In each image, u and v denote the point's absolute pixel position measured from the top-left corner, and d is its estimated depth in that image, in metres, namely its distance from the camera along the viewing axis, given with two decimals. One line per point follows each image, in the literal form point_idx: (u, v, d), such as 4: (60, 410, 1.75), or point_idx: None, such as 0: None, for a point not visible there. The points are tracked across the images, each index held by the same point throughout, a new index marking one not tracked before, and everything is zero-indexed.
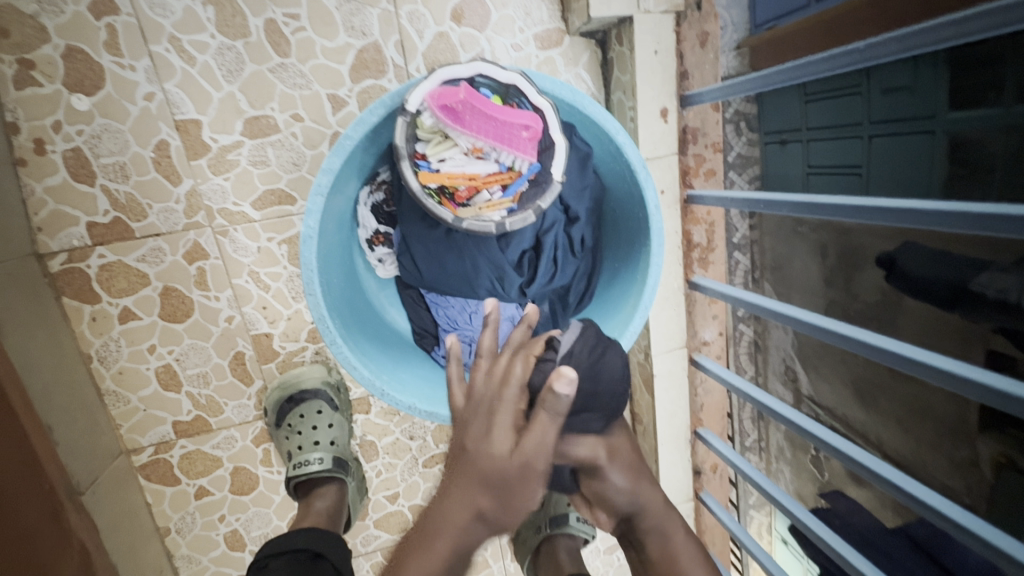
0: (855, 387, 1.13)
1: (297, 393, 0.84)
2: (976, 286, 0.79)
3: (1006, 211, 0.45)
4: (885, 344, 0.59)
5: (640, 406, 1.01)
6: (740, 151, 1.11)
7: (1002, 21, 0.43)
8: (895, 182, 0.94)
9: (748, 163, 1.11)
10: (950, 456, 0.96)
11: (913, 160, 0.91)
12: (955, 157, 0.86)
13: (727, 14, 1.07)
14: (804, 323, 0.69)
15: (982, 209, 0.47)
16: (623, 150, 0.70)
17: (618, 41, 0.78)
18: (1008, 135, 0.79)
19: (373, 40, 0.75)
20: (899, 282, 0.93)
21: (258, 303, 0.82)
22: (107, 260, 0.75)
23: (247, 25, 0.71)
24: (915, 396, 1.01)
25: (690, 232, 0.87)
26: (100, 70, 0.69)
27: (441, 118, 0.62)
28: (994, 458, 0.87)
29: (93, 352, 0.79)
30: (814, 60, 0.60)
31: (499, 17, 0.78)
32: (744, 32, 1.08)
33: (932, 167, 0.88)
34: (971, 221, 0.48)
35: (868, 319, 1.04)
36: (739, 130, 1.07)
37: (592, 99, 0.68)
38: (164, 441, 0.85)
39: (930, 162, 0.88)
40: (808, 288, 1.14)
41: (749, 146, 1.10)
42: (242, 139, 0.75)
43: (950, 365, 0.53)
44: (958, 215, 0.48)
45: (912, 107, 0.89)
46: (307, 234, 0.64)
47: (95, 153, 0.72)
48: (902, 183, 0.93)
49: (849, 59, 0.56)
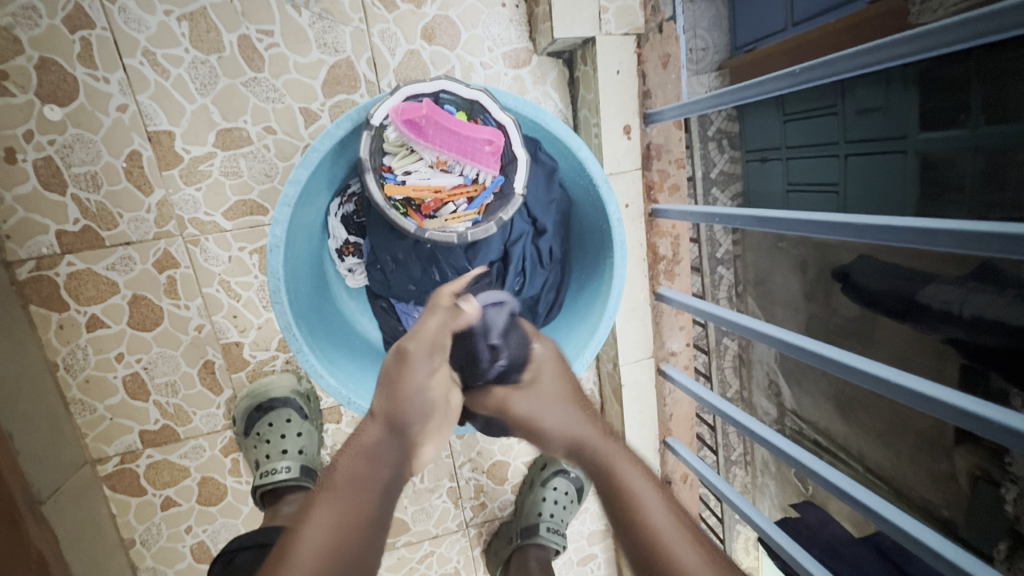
0: (837, 401, 1.16)
1: (265, 402, 0.84)
2: (926, 303, 0.82)
3: (932, 225, 0.47)
4: (837, 357, 0.60)
5: (611, 416, 1.02)
6: (723, 168, 1.27)
7: (923, 47, 0.45)
8: (870, 196, 1.04)
9: (729, 180, 1.27)
10: (929, 469, 0.97)
11: (888, 176, 1.00)
12: (925, 173, 0.94)
13: (710, 38, 1.28)
14: (761, 334, 0.70)
15: (935, 225, 0.47)
16: (586, 164, 0.73)
17: (583, 61, 0.81)
18: (976, 154, 0.86)
19: (345, 56, 0.78)
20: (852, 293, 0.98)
21: (228, 311, 0.83)
22: (76, 268, 0.76)
23: (221, 41, 0.73)
24: (894, 410, 1.05)
25: (655, 245, 0.89)
26: (74, 81, 0.70)
27: (405, 133, 0.64)
28: (970, 471, 0.88)
29: (59, 359, 0.79)
30: (758, 82, 0.61)
31: (468, 37, 0.81)
32: (724, 53, 1.29)
33: (905, 182, 0.97)
34: (902, 235, 0.50)
35: (844, 334, 1.05)
36: (721, 147, 1.22)
37: (554, 115, 0.71)
38: (130, 450, 0.85)
39: (903, 178, 0.97)
40: (788, 302, 1.17)
41: (731, 162, 1.26)
42: (215, 150, 0.76)
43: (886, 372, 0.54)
44: (913, 230, 0.49)
45: (887, 124, 0.99)
46: (274, 243, 0.65)
47: (67, 162, 0.72)
48: (876, 197, 1.03)
49: (788, 82, 0.58)
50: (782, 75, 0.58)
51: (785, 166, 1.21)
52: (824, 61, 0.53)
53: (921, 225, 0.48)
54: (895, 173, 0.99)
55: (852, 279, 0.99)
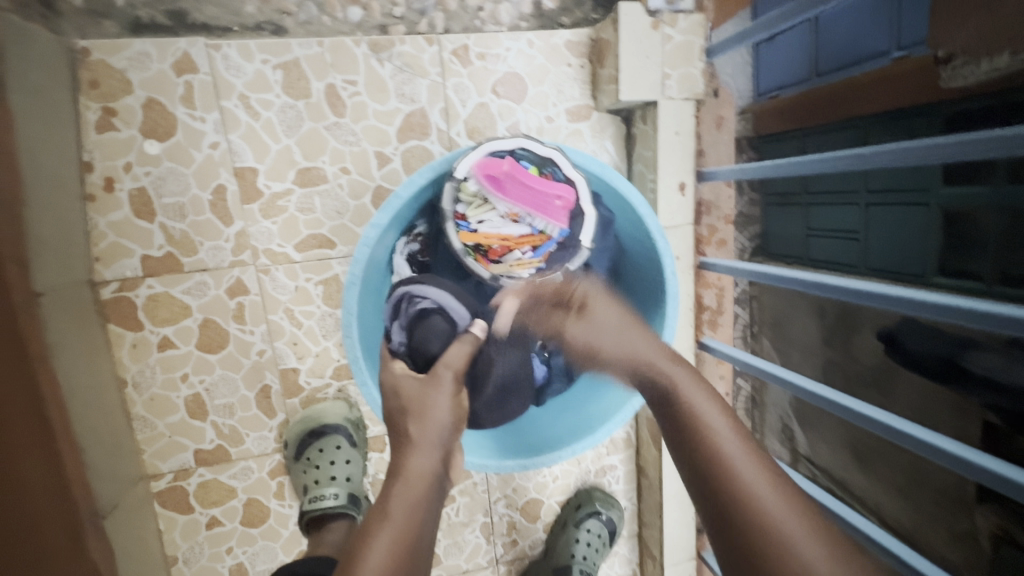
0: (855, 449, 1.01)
1: (318, 428, 0.87)
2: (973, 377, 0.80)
3: (974, 308, 0.51)
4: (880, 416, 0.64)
5: (646, 460, 1.03)
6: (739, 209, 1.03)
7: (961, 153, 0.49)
8: (892, 255, 0.86)
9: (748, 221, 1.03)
10: (949, 527, 0.85)
11: (909, 234, 0.83)
12: (951, 232, 0.78)
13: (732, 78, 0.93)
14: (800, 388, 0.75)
15: (979, 306, 0.51)
16: (645, 220, 0.76)
17: (642, 120, 0.86)
18: (1005, 215, 0.72)
19: (420, 106, 0.83)
20: (905, 364, 0.91)
21: (290, 338, 0.86)
22: (155, 290, 0.80)
23: (310, 88, 0.79)
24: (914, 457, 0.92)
25: (701, 295, 0.93)
26: (174, 119, 0.76)
27: (485, 185, 0.69)
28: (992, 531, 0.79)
29: (128, 377, 0.82)
30: (801, 159, 0.65)
31: (535, 92, 0.86)
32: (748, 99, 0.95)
33: (927, 238, 0.81)
34: (945, 311, 0.53)
35: (866, 383, 1.00)
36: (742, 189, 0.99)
37: (618, 173, 0.75)
38: (183, 468, 0.87)
39: (925, 235, 0.81)
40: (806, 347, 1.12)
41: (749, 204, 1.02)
42: (293, 187, 0.81)
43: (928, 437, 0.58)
44: (956, 309, 0.52)
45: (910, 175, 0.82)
46: (351, 280, 0.69)
47: (158, 193, 0.77)
48: (901, 257, 0.85)
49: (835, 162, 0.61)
50: (828, 158, 0.62)
51: (807, 211, 0.97)
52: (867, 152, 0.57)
53: (966, 305, 0.52)
54: (909, 235, 0.83)
55: (903, 346, 0.92)
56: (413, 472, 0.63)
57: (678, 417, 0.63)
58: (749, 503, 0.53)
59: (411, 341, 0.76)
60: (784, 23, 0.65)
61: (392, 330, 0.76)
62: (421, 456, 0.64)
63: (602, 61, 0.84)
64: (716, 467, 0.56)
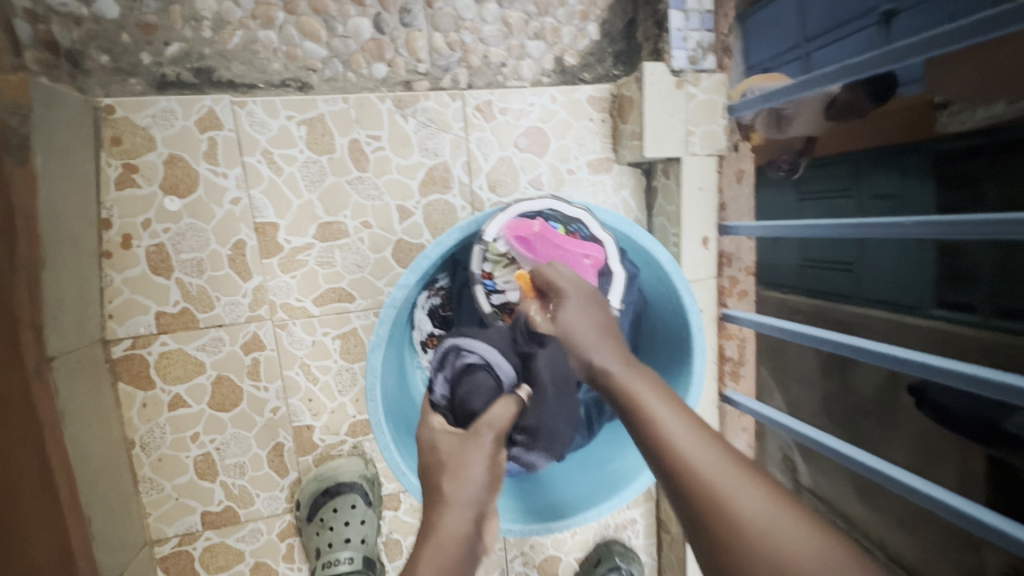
0: None
1: (332, 487, 0.83)
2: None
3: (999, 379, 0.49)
4: (890, 471, 0.62)
5: (668, 514, 1.01)
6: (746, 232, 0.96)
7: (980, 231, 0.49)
8: None
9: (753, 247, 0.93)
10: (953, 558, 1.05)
11: None
12: None
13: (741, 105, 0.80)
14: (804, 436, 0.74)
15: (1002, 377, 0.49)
16: (672, 277, 0.75)
17: (664, 174, 0.87)
18: None
19: (443, 160, 0.83)
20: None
21: (305, 395, 0.84)
22: (168, 347, 0.78)
23: (334, 143, 0.78)
24: None
25: (723, 346, 0.92)
26: (196, 176, 0.75)
27: (514, 246, 0.69)
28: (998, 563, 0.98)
29: (136, 437, 0.79)
30: (819, 224, 0.67)
31: (558, 146, 0.86)
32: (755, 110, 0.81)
33: None
34: (969, 379, 0.52)
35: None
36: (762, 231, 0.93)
37: (645, 230, 0.74)
38: (190, 532, 0.83)
39: None
40: None
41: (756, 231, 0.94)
42: (314, 241, 0.80)
43: (942, 496, 0.57)
44: (981, 380, 0.51)
45: None
46: (376, 342, 0.67)
47: (176, 249, 0.76)
48: None
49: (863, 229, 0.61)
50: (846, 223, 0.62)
51: None
52: (881, 223, 0.58)
53: (990, 377, 0.50)
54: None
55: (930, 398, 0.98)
56: (444, 533, 0.56)
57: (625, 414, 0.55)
58: (719, 508, 0.42)
59: (455, 394, 0.75)
60: (830, 81, 0.63)
61: (436, 382, 0.77)
62: (453, 517, 0.58)
63: (624, 117, 0.84)
64: (699, 487, 0.43)
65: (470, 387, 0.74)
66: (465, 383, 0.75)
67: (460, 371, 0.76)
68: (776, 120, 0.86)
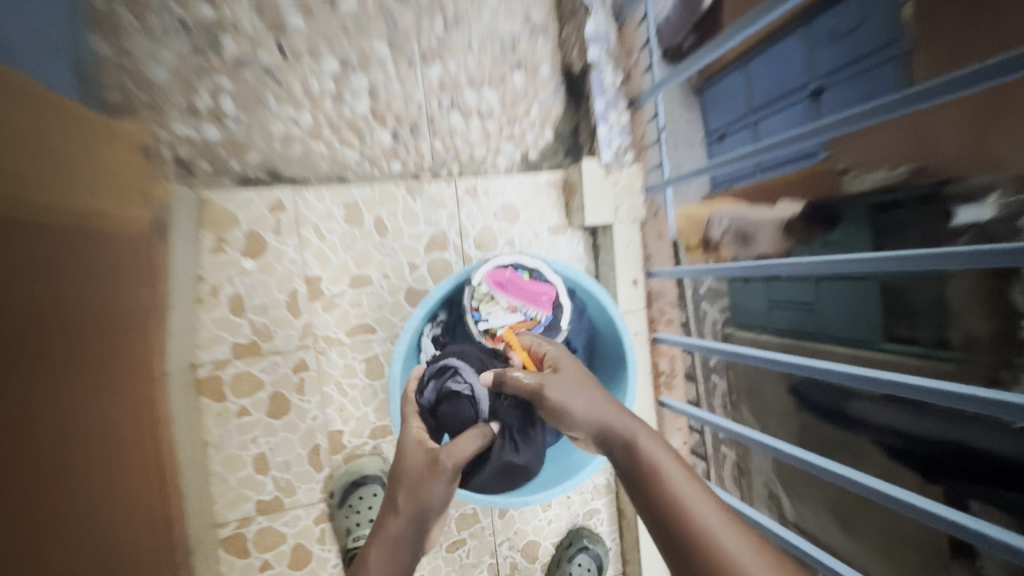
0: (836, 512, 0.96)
1: (359, 477, 1.08)
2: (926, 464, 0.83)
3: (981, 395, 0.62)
4: (894, 492, 0.74)
5: (625, 503, 1.24)
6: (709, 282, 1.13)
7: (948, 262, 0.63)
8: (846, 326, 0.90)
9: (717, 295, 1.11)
10: None
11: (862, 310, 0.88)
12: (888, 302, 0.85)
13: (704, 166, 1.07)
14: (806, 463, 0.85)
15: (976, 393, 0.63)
16: (607, 307, 1.05)
17: (603, 235, 1.18)
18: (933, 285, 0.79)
19: (442, 228, 1.14)
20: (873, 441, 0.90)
21: (338, 406, 1.10)
22: (239, 369, 1.05)
23: (363, 219, 1.09)
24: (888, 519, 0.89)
25: (657, 362, 1.21)
26: (265, 244, 1.05)
27: (493, 287, 0.99)
28: None
29: (210, 440, 1.04)
30: (805, 263, 0.81)
31: (526, 216, 1.18)
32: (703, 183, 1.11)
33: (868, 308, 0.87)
34: (953, 400, 0.65)
35: (836, 447, 0.95)
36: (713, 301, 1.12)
37: (586, 274, 1.04)
38: (246, 517, 1.06)
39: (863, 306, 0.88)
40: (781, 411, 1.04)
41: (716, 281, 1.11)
42: (347, 289, 1.09)
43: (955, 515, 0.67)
44: (960, 397, 0.64)
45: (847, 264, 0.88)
46: (396, 357, 0.96)
47: (249, 296, 1.05)
48: (851, 326, 0.89)
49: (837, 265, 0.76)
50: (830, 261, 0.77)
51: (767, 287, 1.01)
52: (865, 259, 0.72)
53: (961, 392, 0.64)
54: (862, 310, 0.88)
55: (804, 396, 1.00)
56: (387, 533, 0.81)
57: (651, 487, 0.75)
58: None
59: (439, 408, 0.97)
60: (802, 139, 0.80)
61: (426, 388, 0.98)
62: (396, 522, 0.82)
63: (573, 195, 1.17)
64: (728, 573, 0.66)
65: (449, 405, 0.97)
66: (450, 398, 0.97)
67: (447, 386, 0.98)
68: (742, 237, 1.04)
